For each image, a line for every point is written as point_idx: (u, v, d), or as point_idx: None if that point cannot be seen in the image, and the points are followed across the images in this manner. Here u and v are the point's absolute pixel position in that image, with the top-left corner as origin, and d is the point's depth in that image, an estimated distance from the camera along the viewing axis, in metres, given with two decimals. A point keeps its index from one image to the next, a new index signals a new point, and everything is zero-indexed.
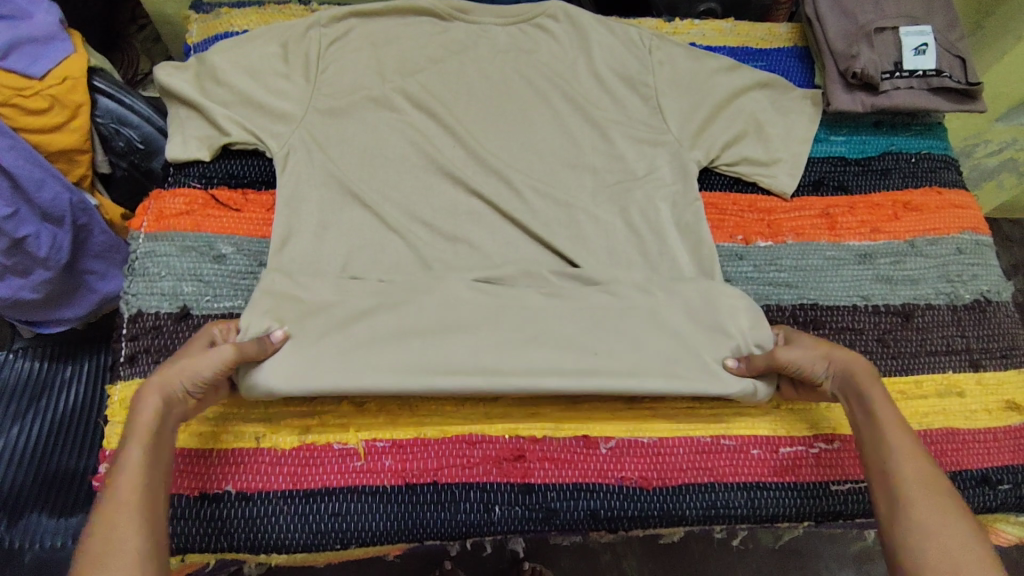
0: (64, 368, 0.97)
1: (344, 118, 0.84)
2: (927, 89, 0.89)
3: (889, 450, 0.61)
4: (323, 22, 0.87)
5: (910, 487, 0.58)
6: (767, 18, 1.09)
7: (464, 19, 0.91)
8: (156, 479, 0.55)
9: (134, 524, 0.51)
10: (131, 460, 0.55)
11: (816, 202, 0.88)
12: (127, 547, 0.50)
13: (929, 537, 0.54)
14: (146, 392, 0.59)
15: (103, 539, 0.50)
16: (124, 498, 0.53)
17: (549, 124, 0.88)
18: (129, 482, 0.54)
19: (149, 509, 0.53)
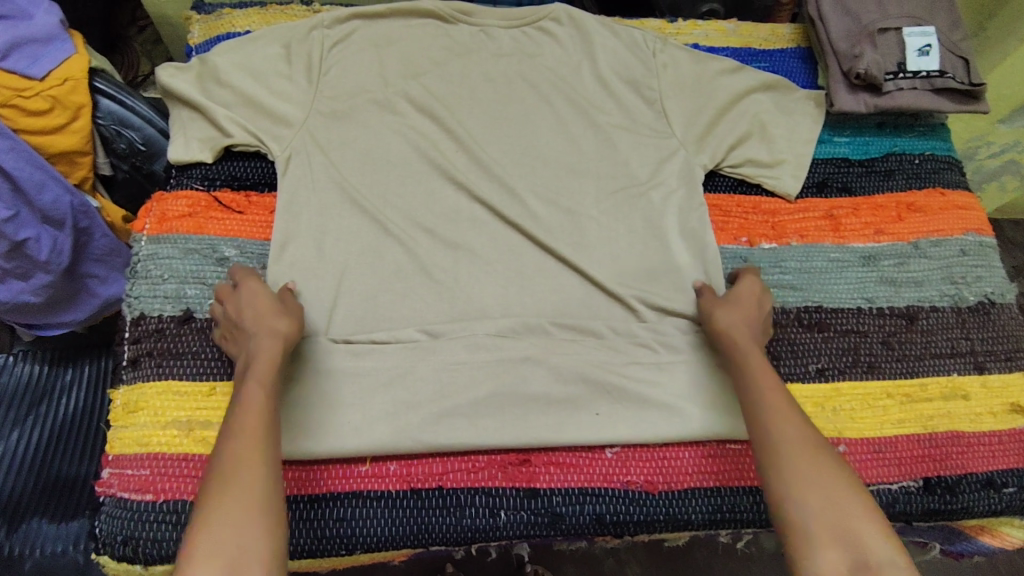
0: (64, 372, 0.97)
1: (346, 119, 0.84)
2: (930, 90, 0.89)
3: (771, 424, 0.63)
4: (326, 24, 0.88)
5: (797, 456, 0.61)
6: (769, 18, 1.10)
7: (467, 21, 0.91)
8: (273, 418, 0.60)
9: (260, 459, 0.56)
10: (251, 402, 0.59)
11: (820, 203, 0.88)
12: (252, 474, 0.55)
13: (817, 504, 0.58)
14: (262, 339, 0.64)
15: (233, 470, 0.55)
16: (249, 433, 0.57)
17: (553, 126, 0.88)
18: (249, 421, 0.58)
19: (271, 445, 0.57)
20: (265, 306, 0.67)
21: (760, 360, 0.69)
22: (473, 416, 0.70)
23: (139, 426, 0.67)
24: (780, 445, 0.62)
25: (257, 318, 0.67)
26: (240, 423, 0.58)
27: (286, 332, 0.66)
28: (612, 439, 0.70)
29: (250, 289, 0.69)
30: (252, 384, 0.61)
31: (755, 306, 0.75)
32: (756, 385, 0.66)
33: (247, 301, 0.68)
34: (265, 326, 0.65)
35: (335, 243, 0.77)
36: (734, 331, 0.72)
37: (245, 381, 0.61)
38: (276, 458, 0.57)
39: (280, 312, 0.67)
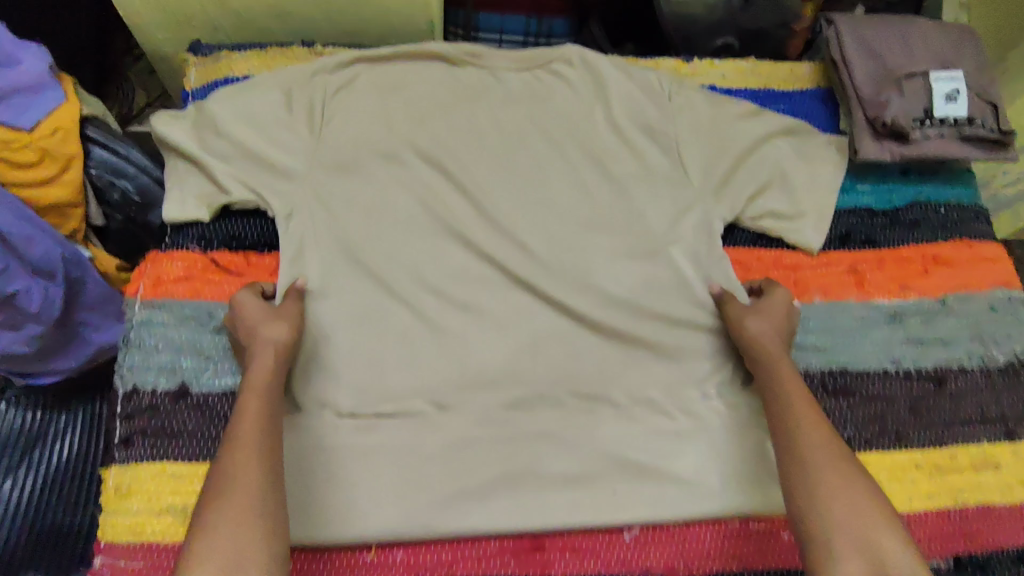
0: (58, 417, 0.92)
1: (349, 171, 0.80)
2: (959, 137, 0.85)
3: (802, 426, 0.64)
4: (329, 68, 0.85)
5: (824, 460, 0.61)
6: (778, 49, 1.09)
7: (475, 64, 0.88)
8: (269, 430, 0.61)
9: (259, 470, 0.57)
10: (248, 413, 0.61)
11: (844, 257, 0.84)
12: (244, 482, 0.56)
13: (844, 514, 0.58)
14: (259, 349, 0.66)
15: (227, 480, 0.56)
16: (243, 442, 0.59)
17: (565, 176, 0.84)
18: (248, 433, 0.59)
19: (269, 458, 0.59)
20: (257, 314, 0.69)
21: (789, 372, 0.70)
22: (483, 498, 0.67)
23: (130, 513, 0.64)
24: (809, 455, 0.62)
25: (250, 331, 0.68)
26: (237, 435, 0.59)
27: (279, 339, 0.67)
28: (630, 519, 0.68)
29: (246, 298, 0.70)
30: (251, 396, 0.63)
31: (783, 320, 0.75)
32: (787, 399, 0.67)
33: (245, 315, 0.69)
34: (261, 334, 0.67)
35: (339, 306, 0.74)
36: (763, 340, 0.72)
37: (242, 393, 0.63)
38: (274, 467, 0.59)
39: (273, 318, 0.68)
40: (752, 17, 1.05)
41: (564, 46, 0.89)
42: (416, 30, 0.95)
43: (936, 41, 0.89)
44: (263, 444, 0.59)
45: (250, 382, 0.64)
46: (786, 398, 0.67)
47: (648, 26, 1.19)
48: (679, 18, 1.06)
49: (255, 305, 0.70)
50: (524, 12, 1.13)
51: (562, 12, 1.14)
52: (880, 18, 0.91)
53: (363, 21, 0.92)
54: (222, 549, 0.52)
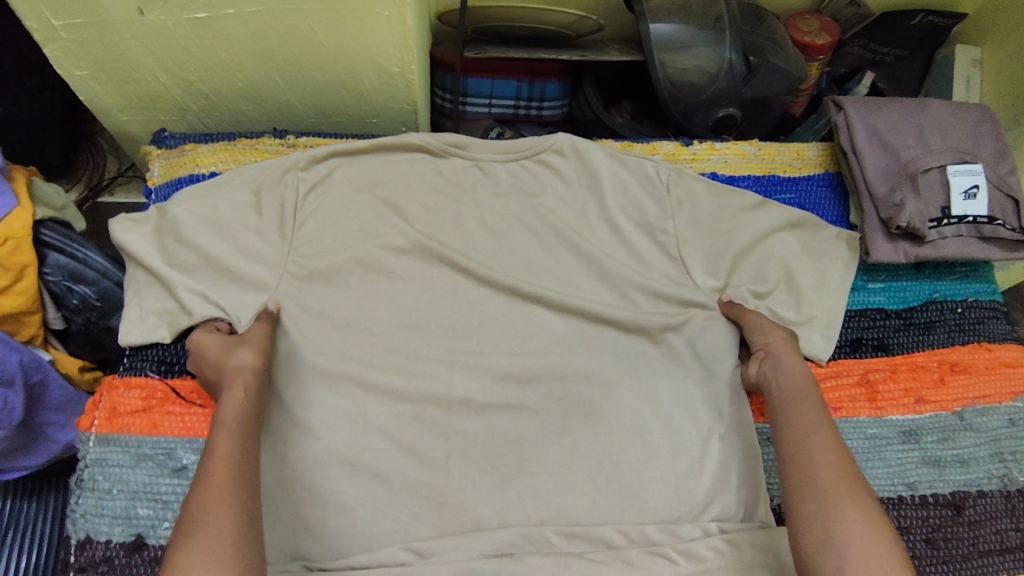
0: (29, 507, 0.83)
1: (325, 278, 0.75)
2: (977, 237, 0.80)
3: (812, 451, 0.64)
4: (301, 164, 0.78)
5: (838, 489, 0.61)
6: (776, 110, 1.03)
7: (460, 155, 0.82)
8: (244, 468, 0.58)
9: (231, 510, 0.55)
10: (220, 451, 0.58)
11: (854, 365, 0.79)
12: (217, 524, 0.53)
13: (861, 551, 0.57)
14: (236, 385, 0.64)
15: (198, 523, 0.53)
16: (217, 481, 0.56)
17: (557, 281, 0.79)
18: (221, 473, 0.57)
19: (241, 497, 0.56)
20: (219, 346, 0.68)
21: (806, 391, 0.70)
22: None
23: None
24: (820, 472, 0.62)
25: (218, 363, 0.67)
26: (210, 475, 0.56)
27: (250, 367, 0.66)
28: None
29: (205, 335, 0.69)
30: (222, 435, 0.60)
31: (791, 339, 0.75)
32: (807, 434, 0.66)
33: (207, 347, 0.68)
34: (229, 362, 0.66)
35: (314, 435, 0.70)
36: (779, 355, 0.73)
37: (217, 428, 0.61)
38: (245, 505, 0.56)
39: (236, 346, 0.67)
40: (755, 88, 0.99)
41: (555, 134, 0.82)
42: (398, 110, 0.87)
43: (953, 127, 0.83)
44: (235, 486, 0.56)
45: (222, 419, 0.61)
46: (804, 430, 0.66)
47: (641, 86, 1.13)
48: (679, 88, 0.98)
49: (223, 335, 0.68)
50: (517, 76, 1.05)
51: (556, 75, 1.06)
52: (891, 101, 0.84)
53: (341, 102, 0.85)
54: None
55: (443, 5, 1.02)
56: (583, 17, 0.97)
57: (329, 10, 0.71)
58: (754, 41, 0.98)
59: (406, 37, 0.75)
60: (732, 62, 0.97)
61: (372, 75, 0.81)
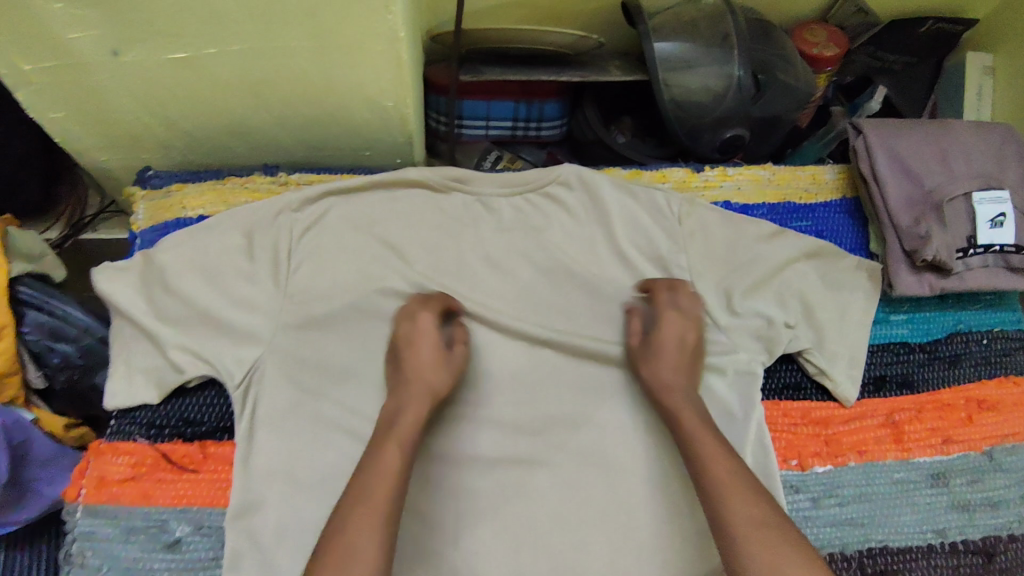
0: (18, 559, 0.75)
1: (322, 327, 0.71)
2: (1005, 267, 0.77)
3: (714, 495, 0.59)
4: (294, 206, 0.74)
5: (747, 535, 0.55)
6: (784, 127, 1.00)
7: (461, 190, 0.78)
8: (400, 489, 0.58)
9: (377, 538, 0.54)
10: (388, 466, 0.59)
11: (879, 406, 0.75)
12: (364, 547, 0.53)
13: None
14: (414, 398, 0.65)
15: (347, 544, 0.53)
16: (374, 500, 0.56)
17: (567, 322, 0.75)
18: (378, 490, 0.57)
19: (391, 525, 0.56)
20: (431, 357, 0.67)
21: (693, 420, 0.65)
22: None
23: None
24: (725, 519, 0.57)
25: (418, 368, 0.66)
26: (368, 489, 0.57)
27: (437, 391, 0.66)
28: None
29: (431, 328, 0.68)
30: (390, 445, 0.61)
31: (683, 354, 0.70)
32: (703, 462, 0.61)
33: (423, 347, 0.67)
34: (419, 374, 0.66)
35: (317, 497, 0.65)
36: (658, 386, 0.68)
37: (389, 438, 0.61)
38: (390, 535, 0.55)
39: (440, 365, 0.67)
40: (764, 107, 0.95)
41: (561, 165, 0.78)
42: (393, 142, 0.83)
43: (976, 151, 0.80)
44: (390, 512, 0.56)
45: (394, 428, 0.62)
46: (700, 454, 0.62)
47: (643, 101, 1.08)
48: (686, 109, 0.93)
49: (430, 338, 0.68)
50: (514, 97, 1.01)
51: (555, 95, 1.02)
52: (912, 124, 0.81)
53: (334, 134, 0.81)
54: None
55: (436, 24, 0.99)
56: (585, 36, 0.93)
57: (319, 48, 0.68)
58: (761, 58, 0.94)
59: (400, 71, 0.72)
60: (740, 80, 0.92)
61: (365, 109, 0.77)
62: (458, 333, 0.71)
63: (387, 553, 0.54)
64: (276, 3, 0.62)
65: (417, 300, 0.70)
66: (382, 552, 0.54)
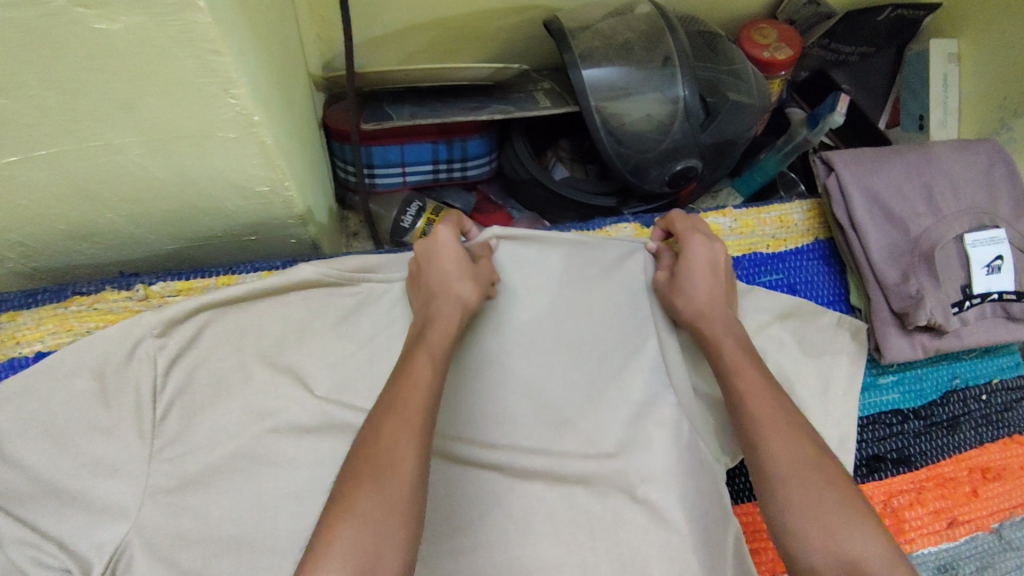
0: None
1: (211, 478, 0.58)
2: (1004, 317, 0.67)
3: (752, 425, 0.53)
4: (155, 329, 0.58)
5: (784, 468, 0.50)
6: (738, 147, 0.88)
7: (369, 278, 0.66)
8: (434, 401, 0.52)
9: (412, 447, 0.47)
10: (417, 377, 0.52)
11: (874, 491, 0.65)
12: (402, 453, 0.47)
13: (788, 463, 0.50)
14: (443, 302, 0.60)
15: (382, 449, 0.47)
16: (407, 410, 0.49)
17: (504, 433, 0.64)
18: (411, 397, 0.51)
19: (425, 441, 0.49)
20: (455, 270, 0.61)
21: (731, 344, 0.60)
22: None
23: None
24: (763, 452, 0.52)
25: (442, 278, 0.61)
26: (398, 398, 0.50)
27: (469, 301, 0.61)
28: None
29: (451, 241, 0.62)
30: (422, 352, 0.55)
31: (711, 271, 0.64)
32: (735, 382, 0.57)
33: (448, 258, 0.61)
34: (442, 279, 0.61)
35: None
36: (692, 295, 0.63)
37: (420, 346, 0.56)
38: (428, 449, 0.49)
39: (467, 275, 0.61)
40: (715, 133, 0.82)
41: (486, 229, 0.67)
42: (281, 225, 0.68)
43: (962, 181, 0.69)
44: (427, 416, 0.50)
45: (427, 338, 0.57)
46: (735, 381, 0.56)
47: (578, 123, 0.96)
48: (626, 142, 0.80)
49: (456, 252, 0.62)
50: (431, 139, 0.86)
51: (477, 130, 0.88)
52: (889, 153, 0.70)
53: (206, 227, 0.66)
54: (356, 533, 0.43)
55: (335, 55, 0.83)
56: (502, 68, 0.81)
57: (152, 141, 0.52)
58: (708, 77, 0.82)
59: (269, 157, 0.56)
60: (687, 102, 0.79)
61: (235, 197, 0.61)
62: (481, 249, 0.66)
63: (424, 466, 0.48)
64: (75, 101, 0.46)
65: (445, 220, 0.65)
66: (420, 463, 0.47)
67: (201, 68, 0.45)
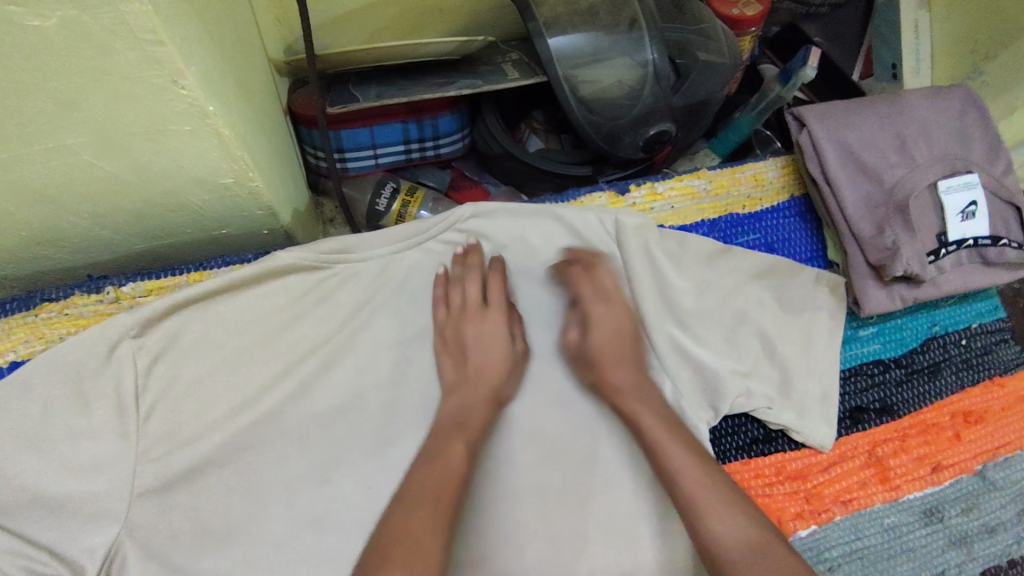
0: None
1: (196, 477, 0.58)
2: (980, 262, 0.67)
3: (664, 462, 0.58)
4: (133, 331, 0.56)
5: (700, 496, 0.55)
6: (711, 108, 0.87)
7: (347, 258, 0.64)
8: (458, 497, 0.57)
9: (438, 539, 0.53)
10: (444, 466, 0.58)
11: (857, 442, 0.66)
12: (423, 541, 0.52)
13: (698, 488, 0.55)
14: (480, 399, 0.63)
15: (401, 536, 0.52)
16: (432, 504, 0.55)
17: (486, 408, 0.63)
18: (440, 487, 0.56)
19: (445, 528, 0.54)
20: (497, 361, 0.64)
21: (635, 393, 0.63)
22: None
23: None
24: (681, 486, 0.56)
25: (480, 366, 0.64)
26: (422, 483, 0.56)
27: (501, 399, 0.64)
28: None
29: (501, 330, 0.65)
30: (457, 442, 0.60)
31: (628, 336, 0.65)
32: (643, 422, 0.61)
33: (469, 324, 0.65)
34: (484, 374, 0.64)
35: None
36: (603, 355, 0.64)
37: (449, 436, 0.60)
38: (449, 531, 0.54)
39: (505, 378, 0.64)
40: (687, 95, 0.81)
41: (458, 206, 0.67)
42: (251, 216, 0.67)
43: (934, 128, 0.69)
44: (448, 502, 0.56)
45: (467, 429, 0.61)
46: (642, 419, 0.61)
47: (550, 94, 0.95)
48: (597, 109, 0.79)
49: (469, 313, 0.65)
50: (400, 118, 0.85)
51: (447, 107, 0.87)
52: (860, 105, 0.69)
53: (175, 224, 0.64)
54: None
55: (296, 39, 0.82)
56: (467, 41, 0.79)
57: (105, 139, 0.50)
58: (675, 39, 0.81)
59: (227, 148, 0.55)
60: (655, 66, 0.78)
61: (199, 192, 0.60)
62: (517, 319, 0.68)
63: (445, 555, 0.53)
64: (18, 102, 0.44)
65: (468, 299, 0.65)
66: (442, 552, 0.53)
67: (144, 60, 0.44)
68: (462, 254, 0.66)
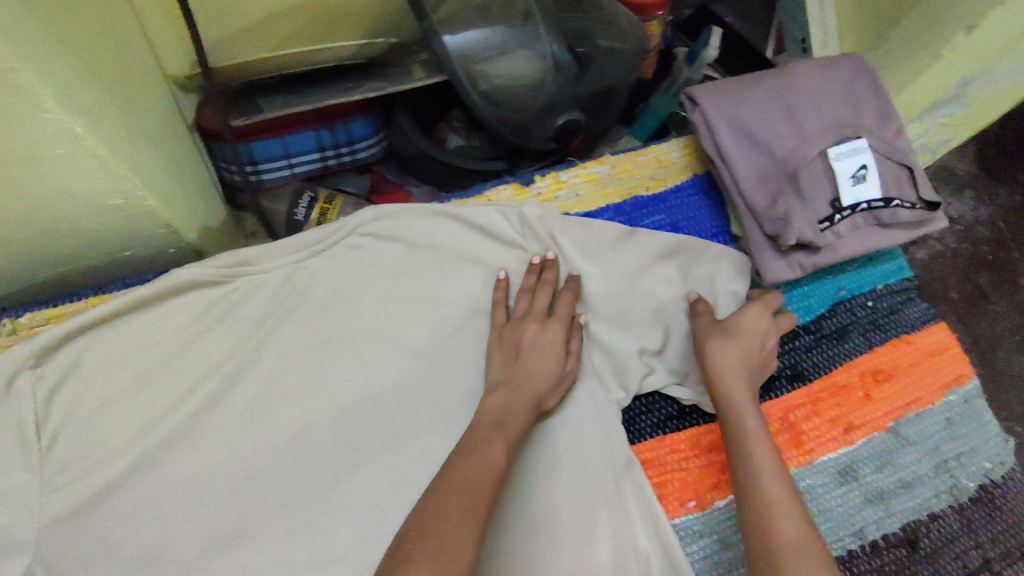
0: None
1: (106, 500, 0.57)
2: (877, 224, 0.68)
3: (753, 465, 0.54)
4: (29, 363, 0.58)
5: (784, 504, 0.52)
6: (619, 94, 0.88)
7: (247, 270, 0.65)
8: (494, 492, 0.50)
9: (471, 542, 0.45)
10: (489, 462, 0.51)
11: (770, 410, 0.67)
12: (458, 532, 0.45)
13: (777, 493, 0.52)
14: (524, 399, 0.58)
15: (431, 525, 0.45)
16: (473, 497, 0.48)
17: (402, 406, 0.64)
18: (482, 481, 0.49)
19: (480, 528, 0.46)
20: (551, 369, 0.61)
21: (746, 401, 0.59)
22: None
23: None
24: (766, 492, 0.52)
25: (538, 373, 0.60)
26: (463, 478, 0.49)
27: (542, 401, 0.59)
28: None
29: (558, 339, 0.62)
30: (498, 437, 0.54)
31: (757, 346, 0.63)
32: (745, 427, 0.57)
33: (528, 330, 0.62)
34: (540, 377, 0.60)
35: None
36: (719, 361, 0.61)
37: (496, 431, 0.54)
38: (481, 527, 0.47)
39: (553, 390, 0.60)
40: (591, 82, 0.82)
41: (355, 214, 0.69)
42: (152, 236, 0.67)
43: (823, 97, 0.70)
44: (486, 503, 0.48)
45: (506, 426, 0.55)
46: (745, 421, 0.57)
47: None
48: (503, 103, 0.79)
49: (533, 317, 0.62)
50: (311, 126, 0.85)
51: (359, 111, 0.87)
52: (750, 81, 0.70)
53: (73, 250, 0.64)
54: None
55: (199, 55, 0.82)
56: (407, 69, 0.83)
57: None
58: (575, 27, 0.81)
59: (110, 168, 0.55)
60: (556, 57, 0.78)
61: (92, 216, 0.60)
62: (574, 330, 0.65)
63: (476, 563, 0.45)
64: None
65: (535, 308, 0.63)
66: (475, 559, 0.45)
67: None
68: (538, 268, 0.66)
